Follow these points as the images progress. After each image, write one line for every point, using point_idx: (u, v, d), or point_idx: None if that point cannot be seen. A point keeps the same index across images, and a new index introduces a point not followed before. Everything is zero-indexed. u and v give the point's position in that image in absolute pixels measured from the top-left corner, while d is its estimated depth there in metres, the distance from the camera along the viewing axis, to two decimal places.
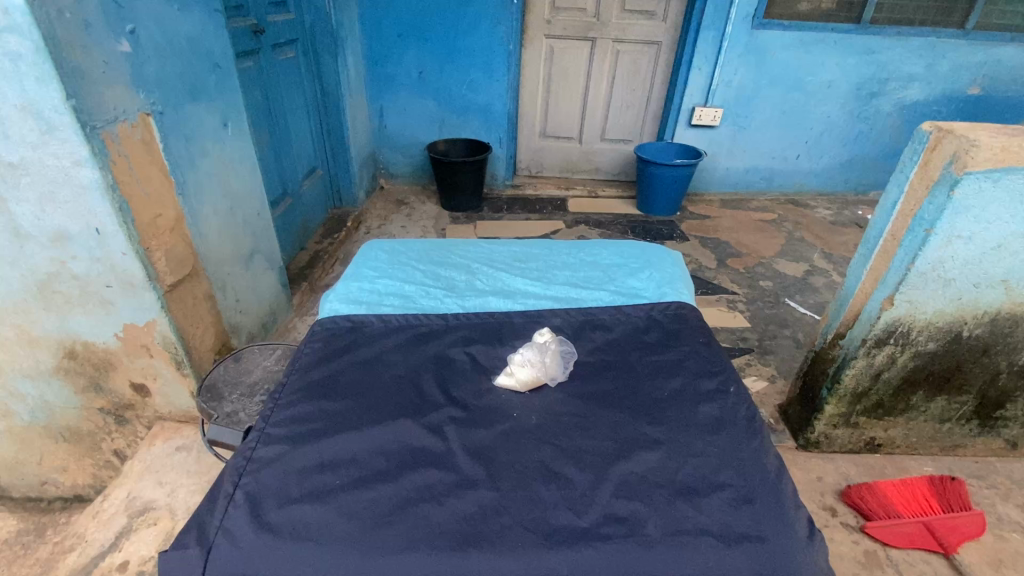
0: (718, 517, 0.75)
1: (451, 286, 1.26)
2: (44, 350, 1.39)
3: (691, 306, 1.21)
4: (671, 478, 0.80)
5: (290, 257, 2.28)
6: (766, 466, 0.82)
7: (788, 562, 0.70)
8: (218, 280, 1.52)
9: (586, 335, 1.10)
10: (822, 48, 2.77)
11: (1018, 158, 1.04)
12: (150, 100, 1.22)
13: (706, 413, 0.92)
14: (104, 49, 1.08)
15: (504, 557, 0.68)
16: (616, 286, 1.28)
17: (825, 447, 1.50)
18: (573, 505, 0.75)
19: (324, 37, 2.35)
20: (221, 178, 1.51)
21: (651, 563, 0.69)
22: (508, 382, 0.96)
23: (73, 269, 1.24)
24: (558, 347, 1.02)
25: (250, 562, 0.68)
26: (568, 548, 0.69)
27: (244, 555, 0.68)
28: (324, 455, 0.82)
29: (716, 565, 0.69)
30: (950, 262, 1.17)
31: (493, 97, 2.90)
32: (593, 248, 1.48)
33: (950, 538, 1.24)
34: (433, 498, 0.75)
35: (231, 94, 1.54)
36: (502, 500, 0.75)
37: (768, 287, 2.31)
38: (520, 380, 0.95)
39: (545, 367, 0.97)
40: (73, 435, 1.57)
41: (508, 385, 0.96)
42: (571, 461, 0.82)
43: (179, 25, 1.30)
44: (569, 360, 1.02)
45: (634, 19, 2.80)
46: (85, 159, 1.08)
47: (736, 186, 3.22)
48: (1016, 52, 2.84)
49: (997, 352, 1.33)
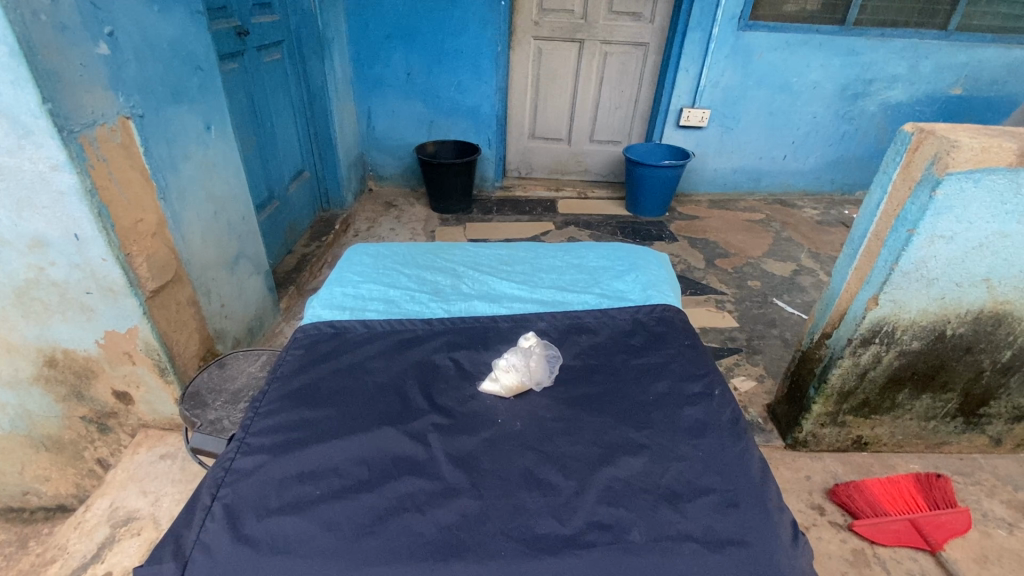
0: (704, 521, 0.74)
1: (437, 291, 1.25)
2: (23, 358, 1.36)
3: (676, 308, 1.21)
4: (656, 483, 0.80)
5: (278, 260, 2.26)
6: (750, 470, 0.82)
7: (773, 565, 0.70)
8: (202, 285, 1.50)
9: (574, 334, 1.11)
10: (807, 49, 2.79)
11: (997, 159, 1.05)
12: (129, 104, 1.20)
13: (691, 416, 0.92)
14: (81, 51, 1.06)
15: (487, 567, 0.67)
16: (602, 289, 1.28)
17: (813, 446, 1.51)
18: (556, 513, 0.75)
19: (310, 39, 2.33)
20: (203, 180, 1.49)
21: (636, 570, 0.68)
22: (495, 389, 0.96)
23: (52, 275, 1.22)
24: (541, 346, 1.02)
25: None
26: (551, 557, 0.68)
27: (220, 569, 0.67)
28: (304, 465, 0.81)
29: (703, 570, 0.69)
30: (933, 261, 1.18)
31: (481, 98, 2.89)
32: (579, 250, 1.48)
33: (936, 535, 1.25)
34: (415, 507, 0.75)
35: (214, 96, 1.52)
36: (486, 508, 0.75)
37: (756, 287, 2.32)
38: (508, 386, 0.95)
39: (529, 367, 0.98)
40: (54, 443, 1.55)
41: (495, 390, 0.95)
42: (556, 468, 0.82)
43: (161, 27, 1.29)
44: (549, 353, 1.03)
45: (621, 21, 2.81)
46: (62, 164, 1.07)
47: (724, 186, 3.24)
48: (997, 53, 2.88)
49: (980, 350, 1.34)
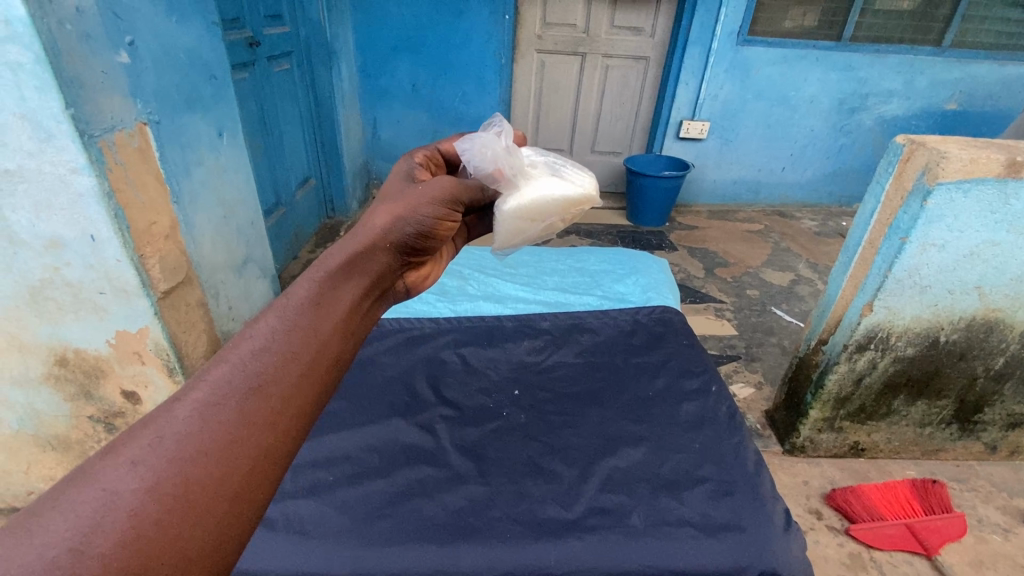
0: (700, 509, 0.94)
1: (445, 292, 1.54)
2: (34, 358, 1.36)
3: (673, 309, 1.47)
4: (655, 473, 1.01)
5: (283, 265, 2.28)
6: (745, 463, 1.03)
7: (764, 546, 0.89)
8: (211, 287, 1.53)
9: (599, 202, 1.10)
10: (804, 64, 2.85)
11: (986, 171, 1.09)
12: (146, 110, 1.24)
13: (689, 410, 1.15)
14: (102, 59, 1.10)
15: (498, 543, 0.87)
16: (603, 291, 1.57)
17: (811, 451, 1.53)
18: (566, 501, 0.95)
19: (319, 50, 2.39)
20: (215, 185, 1.53)
21: (638, 548, 0.87)
22: (506, 227, 0.95)
23: (67, 275, 1.24)
24: (489, 144, 0.95)
25: (255, 547, 0.85)
26: (568, 539, 0.88)
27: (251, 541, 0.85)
28: (318, 454, 1.01)
29: (695, 548, 0.88)
30: (926, 268, 1.21)
31: (484, 110, 2.97)
32: (581, 255, 1.79)
33: (932, 540, 1.27)
34: (425, 493, 0.95)
35: (227, 104, 1.57)
36: (491, 493, 0.96)
37: (755, 296, 2.35)
38: (511, 202, 0.93)
39: (516, 154, 0.99)
40: (61, 443, 1.52)
41: (497, 225, 0.94)
42: (561, 458, 1.04)
43: (177, 36, 1.34)
44: (574, 169, 1.08)
45: (623, 35, 2.87)
46: (82, 167, 1.09)
47: (724, 198, 3.28)
48: (990, 70, 2.96)
49: (974, 356, 1.37)
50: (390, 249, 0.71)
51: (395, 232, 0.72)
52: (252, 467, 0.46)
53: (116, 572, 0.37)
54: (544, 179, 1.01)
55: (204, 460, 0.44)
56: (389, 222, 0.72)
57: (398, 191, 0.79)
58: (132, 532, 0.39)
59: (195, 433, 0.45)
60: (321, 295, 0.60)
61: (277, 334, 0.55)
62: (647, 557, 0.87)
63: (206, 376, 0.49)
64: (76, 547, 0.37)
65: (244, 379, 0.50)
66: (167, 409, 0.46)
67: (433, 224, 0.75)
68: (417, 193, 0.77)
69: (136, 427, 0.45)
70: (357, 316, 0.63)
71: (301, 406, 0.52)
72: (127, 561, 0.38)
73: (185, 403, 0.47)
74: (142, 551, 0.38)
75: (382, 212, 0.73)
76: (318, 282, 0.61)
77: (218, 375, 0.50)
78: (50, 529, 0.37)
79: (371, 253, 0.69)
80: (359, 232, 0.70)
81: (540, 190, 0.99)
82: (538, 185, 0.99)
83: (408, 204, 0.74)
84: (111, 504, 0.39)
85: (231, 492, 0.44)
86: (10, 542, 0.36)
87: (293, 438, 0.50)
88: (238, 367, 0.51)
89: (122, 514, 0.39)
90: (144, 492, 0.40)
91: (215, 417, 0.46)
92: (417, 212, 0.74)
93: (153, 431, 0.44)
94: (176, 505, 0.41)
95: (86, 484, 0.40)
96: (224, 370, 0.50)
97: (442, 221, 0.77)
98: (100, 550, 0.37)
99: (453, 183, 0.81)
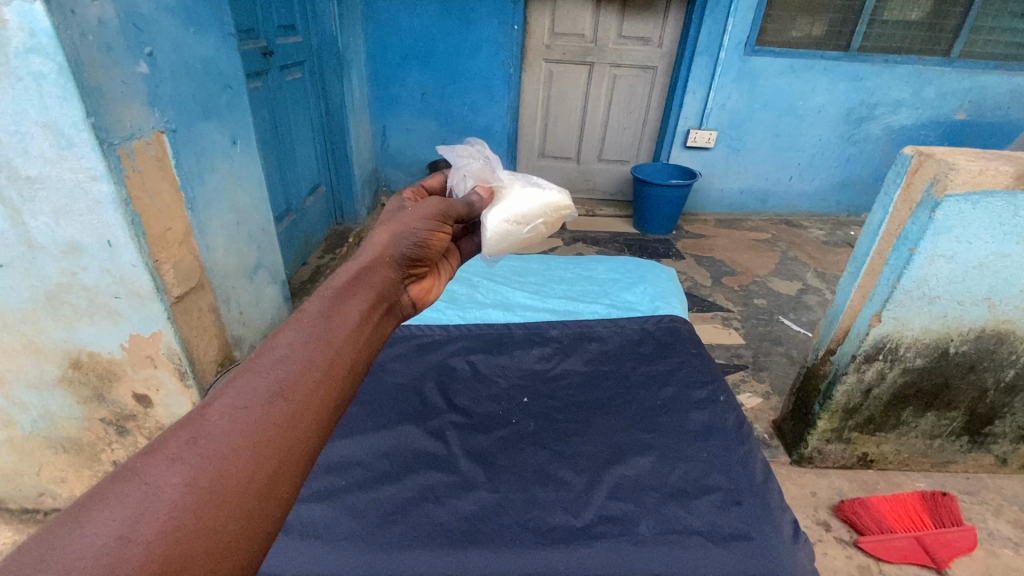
0: (708, 519, 0.94)
1: (455, 299, 1.55)
2: (50, 361, 1.38)
3: (680, 319, 1.47)
4: (663, 482, 1.01)
5: (293, 271, 2.31)
6: (754, 472, 1.03)
7: (771, 555, 0.89)
8: (223, 292, 1.55)
9: (575, 209, 1.12)
10: (812, 74, 2.85)
11: (995, 184, 1.09)
12: (163, 119, 1.27)
13: (698, 419, 1.15)
14: (123, 69, 1.13)
15: (507, 551, 0.87)
16: (611, 299, 1.57)
17: (819, 462, 1.52)
18: (574, 508, 0.95)
19: (330, 59, 2.43)
20: (228, 192, 1.56)
21: (646, 556, 0.88)
22: (495, 240, 0.96)
23: (84, 280, 1.26)
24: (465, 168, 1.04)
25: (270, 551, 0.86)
26: (576, 546, 0.88)
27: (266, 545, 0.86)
28: (331, 460, 1.02)
29: (704, 557, 0.88)
30: (934, 279, 1.21)
31: (492, 118, 3.00)
32: (589, 264, 1.80)
33: (942, 553, 1.25)
34: (436, 498, 0.96)
35: (241, 113, 1.60)
36: (501, 500, 0.96)
37: (762, 305, 2.35)
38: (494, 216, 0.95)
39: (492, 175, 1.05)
40: (73, 445, 1.54)
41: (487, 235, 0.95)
42: (569, 466, 1.04)
43: (195, 47, 1.37)
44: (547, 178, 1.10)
45: (631, 45, 2.89)
46: (101, 174, 1.11)
47: (731, 207, 3.29)
48: (1000, 80, 2.96)
49: (984, 368, 1.36)
50: (394, 265, 0.73)
51: (400, 246, 0.74)
52: (280, 465, 0.47)
53: (158, 559, 0.39)
54: (523, 189, 1.03)
55: (235, 458, 0.45)
56: (393, 238, 0.74)
57: (398, 211, 0.81)
58: (173, 523, 0.40)
59: (226, 433, 0.47)
60: (334, 309, 0.61)
61: (298, 343, 0.56)
62: (654, 566, 0.87)
63: (232, 382, 0.51)
64: (123, 536, 0.39)
65: (269, 385, 0.52)
66: (199, 413, 0.48)
67: (428, 235, 0.76)
68: (413, 210, 0.78)
69: (172, 429, 0.47)
70: (371, 328, 0.64)
71: (323, 410, 0.53)
72: (170, 550, 0.39)
73: (216, 407, 0.49)
74: (182, 541, 0.40)
75: (382, 230, 0.75)
76: (326, 297, 0.63)
77: (244, 381, 0.52)
78: (100, 520, 0.39)
79: (377, 270, 0.70)
80: (366, 253, 0.72)
81: (519, 199, 1.01)
82: (517, 195, 1.01)
83: (405, 221, 0.76)
84: (154, 497, 0.41)
85: (260, 489, 0.46)
86: (63, 532, 0.38)
87: (316, 440, 0.52)
88: (263, 373, 0.52)
89: (164, 507, 0.41)
90: (184, 486, 0.43)
91: (245, 419, 0.48)
92: (410, 227, 0.75)
93: (188, 433, 0.46)
94: (212, 498, 0.43)
95: (131, 480, 0.42)
96: (249, 376, 0.52)
97: (436, 233, 0.78)
98: (145, 538, 0.39)
99: (443, 201, 0.83)
